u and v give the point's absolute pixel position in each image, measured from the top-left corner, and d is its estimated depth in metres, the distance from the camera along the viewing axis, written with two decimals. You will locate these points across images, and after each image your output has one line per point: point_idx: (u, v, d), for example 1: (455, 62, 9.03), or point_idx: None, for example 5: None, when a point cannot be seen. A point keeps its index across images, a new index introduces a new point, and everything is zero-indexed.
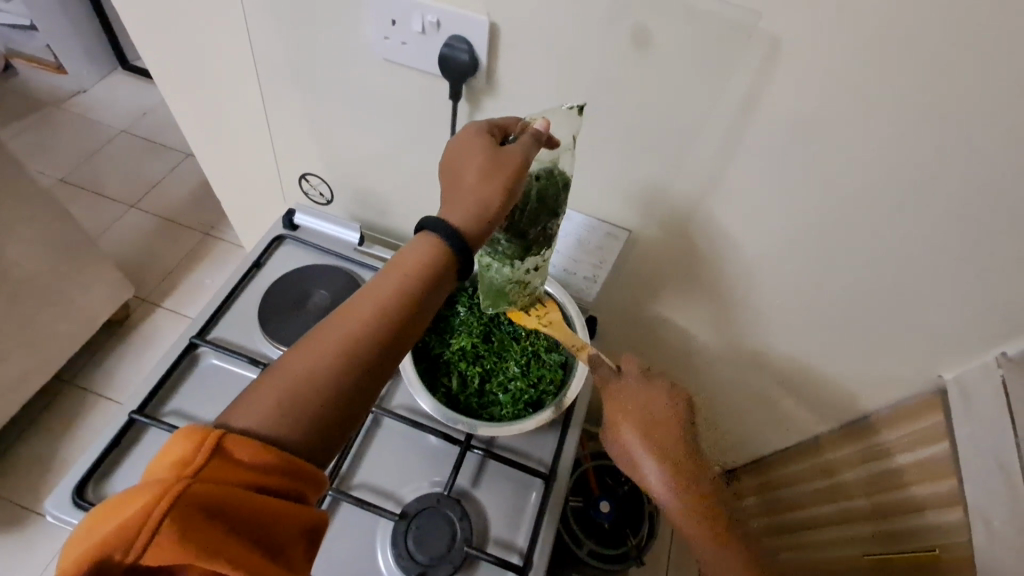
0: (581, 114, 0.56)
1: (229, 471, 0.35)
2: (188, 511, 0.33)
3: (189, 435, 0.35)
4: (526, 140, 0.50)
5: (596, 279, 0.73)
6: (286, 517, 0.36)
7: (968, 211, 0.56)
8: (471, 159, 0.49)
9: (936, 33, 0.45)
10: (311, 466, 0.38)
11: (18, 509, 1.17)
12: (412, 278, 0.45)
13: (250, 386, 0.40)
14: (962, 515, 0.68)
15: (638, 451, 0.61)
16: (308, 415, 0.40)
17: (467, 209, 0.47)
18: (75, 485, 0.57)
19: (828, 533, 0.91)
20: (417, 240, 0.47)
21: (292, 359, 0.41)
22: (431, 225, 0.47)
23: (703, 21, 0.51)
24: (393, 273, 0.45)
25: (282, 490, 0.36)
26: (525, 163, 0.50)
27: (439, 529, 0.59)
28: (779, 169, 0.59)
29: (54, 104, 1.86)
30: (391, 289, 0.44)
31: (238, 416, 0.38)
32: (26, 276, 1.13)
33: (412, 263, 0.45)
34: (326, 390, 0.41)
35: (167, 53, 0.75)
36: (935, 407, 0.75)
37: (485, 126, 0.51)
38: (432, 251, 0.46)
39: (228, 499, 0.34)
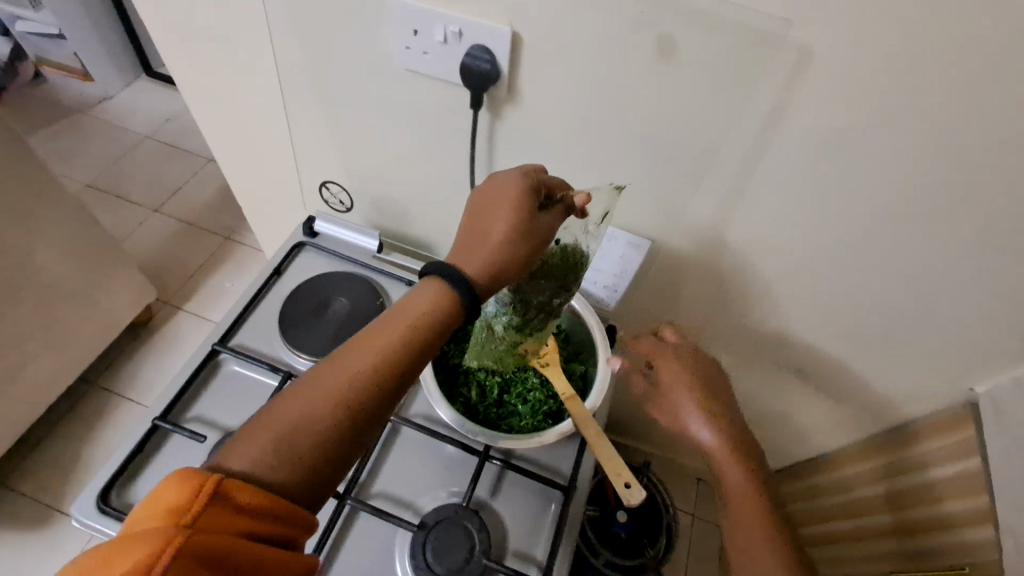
0: (620, 193, 0.57)
1: (227, 518, 0.35)
2: (188, 562, 0.33)
3: (188, 481, 0.36)
4: (557, 214, 0.52)
5: (615, 289, 0.74)
6: (280, 563, 0.36)
7: (1005, 223, 0.54)
8: (502, 211, 0.50)
9: (978, 42, 0.44)
10: (303, 513, 0.39)
11: (44, 507, 1.19)
12: (417, 325, 0.46)
13: (244, 427, 0.41)
14: (993, 533, 0.65)
15: (687, 405, 0.66)
16: (297, 461, 0.40)
17: (481, 264, 0.49)
18: (100, 491, 0.57)
19: (859, 549, 0.88)
20: (425, 288, 0.48)
21: (294, 399, 0.42)
22: (437, 271, 0.49)
23: (731, 29, 0.49)
24: (397, 319, 0.46)
25: (273, 535, 0.37)
26: (548, 237, 0.52)
27: (458, 541, 0.58)
28: (807, 178, 0.58)
29: (81, 110, 1.91)
30: (393, 334, 0.46)
31: (231, 459, 0.39)
32: (54, 280, 1.15)
33: (420, 309, 0.47)
34: (326, 431, 0.42)
35: (192, 64, 0.76)
36: (967, 421, 0.72)
37: (531, 180, 0.51)
38: (436, 298, 0.47)
39: (229, 547, 0.34)
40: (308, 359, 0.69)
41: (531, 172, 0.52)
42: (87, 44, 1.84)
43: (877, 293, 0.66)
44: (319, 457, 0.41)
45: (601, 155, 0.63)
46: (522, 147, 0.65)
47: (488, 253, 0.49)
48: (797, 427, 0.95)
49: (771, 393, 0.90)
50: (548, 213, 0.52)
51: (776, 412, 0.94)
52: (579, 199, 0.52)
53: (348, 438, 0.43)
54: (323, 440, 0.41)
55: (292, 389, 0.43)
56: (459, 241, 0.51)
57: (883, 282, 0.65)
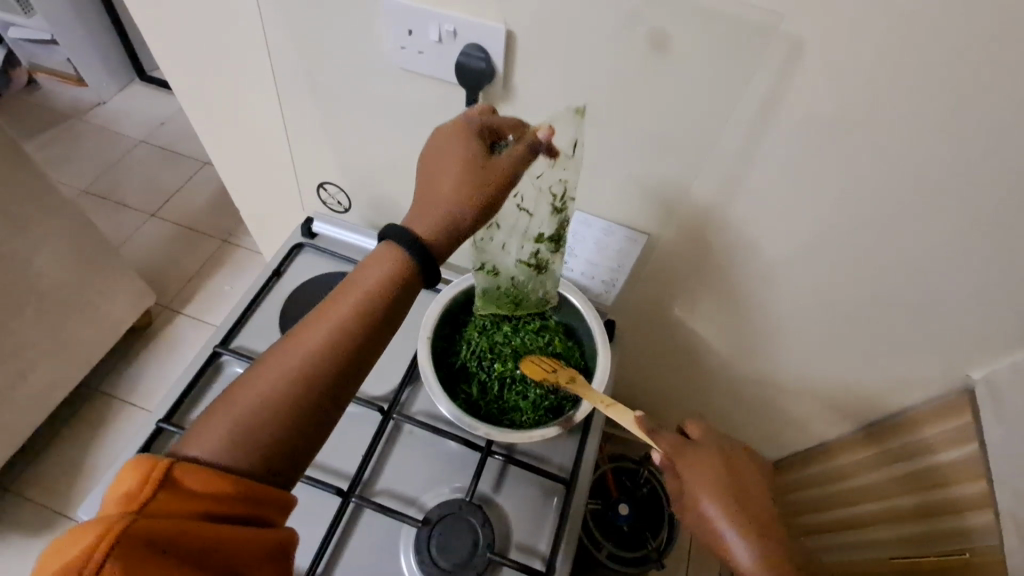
0: (582, 115, 0.55)
1: (178, 502, 0.37)
2: (135, 544, 0.35)
3: (137, 469, 0.38)
4: (517, 153, 0.52)
5: (613, 284, 0.77)
6: (247, 543, 0.38)
7: (995, 211, 0.55)
8: (451, 165, 0.51)
9: (971, 29, 0.44)
10: (277, 492, 0.41)
11: (51, 513, 1.20)
12: (369, 297, 0.47)
13: (204, 413, 0.42)
14: (992, 518, 0.66)
15: (704, 496, 0.58)
16: (262, 439, 0.41)
17: (433, 226, 0.50)
18: (105, 493, 0.58)
19: (853, 536, 0.90)
20: (376, 256, 0.49)
21: (250, 383, 0.43)
22: (392, 234, 0.50)
23: (724, 24, 0.50)
24: (349, 293, 0.47)
25: (238, 516, 0.39)
26: (511, 173, 0.52)
27: (463, 535, 0.59)
28: (800, 171, 0.58)
29: (76, 116, 1.90)
30: (348, 305, 0.46)
31: (192, 445, 0.41)
32: (53, 286, 1.15)
33: (370, 281, 0.47)
34: (284, 408, 0.43)
35: (187, 68, 0.76)
36: (964, 407, 0.74)
37: (475, 125, 0.52)
38: (391, 266, 0.48)
39: (176, 529, 0.36)
40: None
41: (475, 117, 0.53)
42: (79, 49, 1.84)
43: (873, 281, 0.67)
44: (278, 442, 0.42)
45: (594, 151, 0.64)
46: None
47: (440, 214, 0.50)
48: (795, 418, 0.96)
49: (769, 384, 0.91)
50: (505, 153, 0.52)
51: (775, 403, 0.94)
52: (544, 134, 0.53)
53: (312, 412, 0.44)
54: (282, 417, 0.42)
55: (249, 370, 0.44)
56: (413, 205, 0.52)
57: (879, 270, 0.65)
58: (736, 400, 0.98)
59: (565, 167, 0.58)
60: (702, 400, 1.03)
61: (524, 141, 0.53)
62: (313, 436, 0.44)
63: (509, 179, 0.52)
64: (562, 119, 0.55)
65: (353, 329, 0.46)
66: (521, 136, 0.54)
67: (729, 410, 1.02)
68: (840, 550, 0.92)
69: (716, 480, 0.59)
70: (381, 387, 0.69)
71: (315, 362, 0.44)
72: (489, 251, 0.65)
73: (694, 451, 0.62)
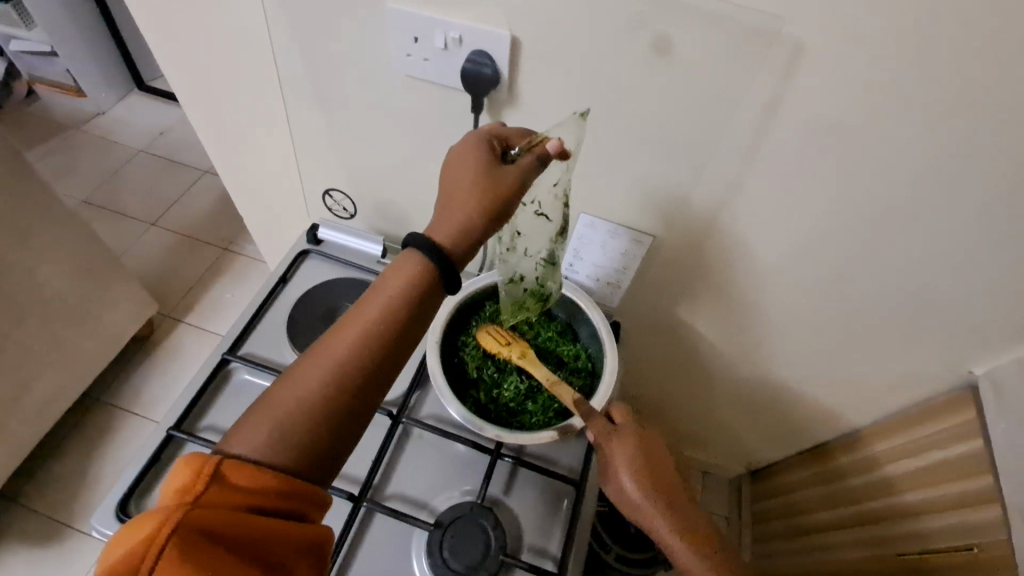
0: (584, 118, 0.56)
1: (229, 496, 0.39)
2: (190, 535, 0.36)
3: (190, 464, 0.39)
4: (526, 164, 0.53)
5: (620, 284, 0.80)
6: (292, 537, 0.40)
7: (996, 208, 0.56)
8: (464, 171, 0.52)
9: (972, 29, 0.45)
10: (316, 489, 0.42)
11: (56, 524, 1.19)
12: (396, 300, 0.47)
13: (245, 415, 0.43)
14: (999, 512, 0.67)
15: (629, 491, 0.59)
16: (302, 440, 0.43)
17: (451, 234, 0.50)
18: (116, 502, 0.58)
19: (854, 533, 0.90)
20: (403, 260, 0.50)
21: (287, 386, 0.44)
22: (414, 242, 0.50)
23: (726, 27, 0.50)
24: (377, 296, 0.48)
25: (282, 511, 0.40)
26: (520, 186, 0.53)
27: (474, 538, 0.59)
28: (802, 172, 0.59)
29: (76, 127, 1.91)
30: (376, 308, 0.47)
31: (237, 444, 0.42)
32: (56, 296, 1.15)
33: (397, 284, 0.48)
34: (320, 410, 0.44)
35: (193, 77, 0.76)
36: (967, 403, 0.74)
37: (485, 135, 0.53)
38: (416, 270, 0.49)
39: (227, 521, 0.37)
40: None
41: (486, 131, 0.54)
42: (79, 60, 1.85)
43: (876, 278, 0.67)
44: (316, 442, 0.43)
45: (598, 155, 0.64)
46: None
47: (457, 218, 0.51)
48: (798, 418, 0.96)
49: (774, 384, 0.91)
50: (515, 164, 0.52)
51: (780, 403, 0.95)
52: (551, 146, 0.52)
53: (343, 413, 0.45)
54: (316, 418, 0.43)
55: (285, 373, 0.45)
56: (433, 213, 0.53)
57: (883, 268, 0.66)
58: (740, 401, 0.99)
59: (571, 167, 0.58)
60: (707, 401, 1.03)
61: (534, 151, 0.53)
62: (344, 435, 0.45)
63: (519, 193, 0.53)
64: (566, 126, 0.56)
65: (383, 330, 0.47)
66: (531, 144, 0.54)
67: (733, 410, 1.02)
68: (840, 547, 0.91)
69: (641, 470, 0.59)
70: (390, 392, 0.70)
71: (348, 363, 0.45)
72: (513, 260, 0.66)
73: (619, 436, 0.61)
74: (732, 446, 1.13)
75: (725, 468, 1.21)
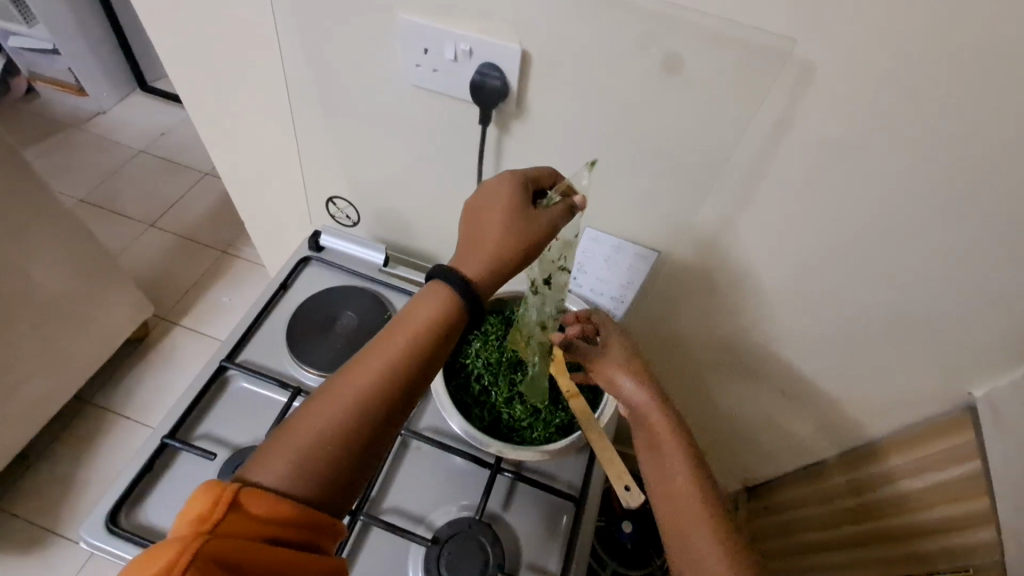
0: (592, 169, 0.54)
1: (246, 526, 0.38)
2: (206, 567, 0.35)
3: (207, 493, 0.38)
4: (558, 210, 0.53)
5: (624, 299, 0.79)
6: (309, 570, 0.39)
7: (998, 232, 0.56)
8: (494, 210, 0.52)
9: (981, 56, 0.45)
10: (332, 519, 0.42)
11: (40, 530, 1.17)
12: (422, 334, 0.47)
13: (266, 441, 0.43)
14: (995, 534, 0.66)
15: (649, 414, 0.57)
16: (319, 473, 0.42)
17: (481, 267, 0.50)
18: (107, 512, 0.57)
19: (842, 555, 0.89)
20: (432, 289, 0.50)
21: (310, 414, 0.44)
22: (440, 275, 0.50)
23: (737, 47, 0.50)
24: (404, 327, 0.47)
25: (298, 542, 0.39)
26: (552, 229, 0.53)
27: (472, 554, 0.58)
28: (808, 193, 0.59)
29: (76, 126, 1.90)
30: (400, 340, 0.47)
31: (255, 472, 0.41)
32: (49, 296, 1.14)
33: (423, 317, 0.48)
34: (341, 442, 0.43)
35: (199, 81, 0.76)
36: (967, 425, 0.74)
37: (520, 177, 0.54)
38: (446, 302, 0.48)
39: (245, 554, 0.36)
40: (317, 374, 0.69)
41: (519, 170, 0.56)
42: (81, 59, 1.84)
43: (878, 298, 0.67)
44: (335, 475, 0.42)
45: (605, 170, 0.64)
46: (529, 163, 0.66)
47: (485, 258, 0.51)
48: (798, 435, 0.96)
49: (774, 402, 0.91)
50: (548, 210, 0.53)
51: (779, 421, 0.95)
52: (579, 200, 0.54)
53: (364, 446, 0.44)
54: (338, 451, 0.43)
55: (311, 398, 0.45)
56: (459, 249, 0.53)
57: (885, 289, 0.66)
58: (740, 417, 0.98)
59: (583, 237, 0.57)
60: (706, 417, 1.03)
61: (564, 199, 0.54)
62: (362, 467, 0.44)
63: (549, 235, 0.53)
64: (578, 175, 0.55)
65: (408, 362, 0.46)
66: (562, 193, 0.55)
67: (731, 426, 1.02)
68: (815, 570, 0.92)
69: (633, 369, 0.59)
70: None
71: (371, 397, 0.44)
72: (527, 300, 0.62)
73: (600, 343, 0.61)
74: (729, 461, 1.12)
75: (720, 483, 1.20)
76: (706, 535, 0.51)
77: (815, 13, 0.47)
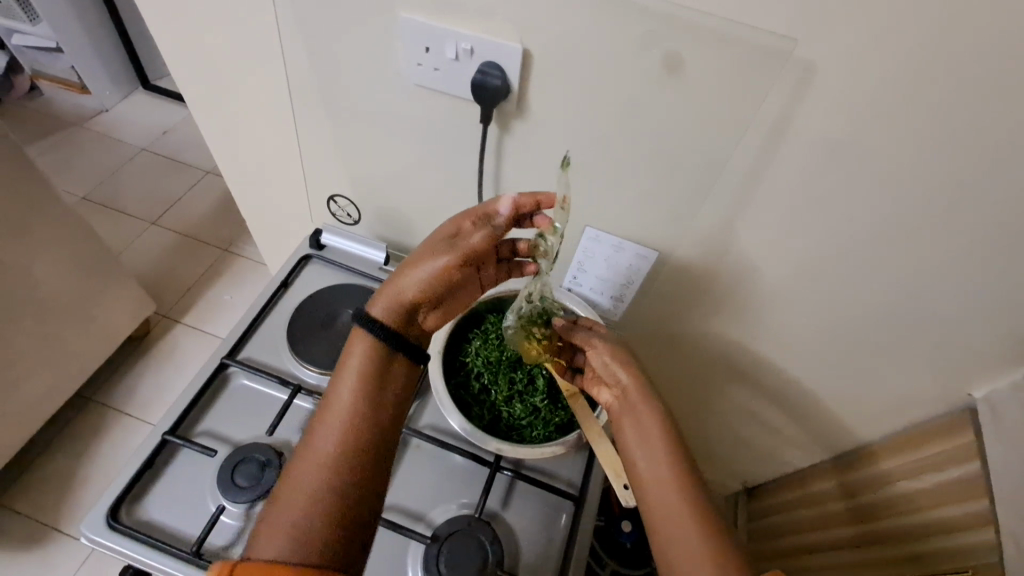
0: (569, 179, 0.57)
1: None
2: None
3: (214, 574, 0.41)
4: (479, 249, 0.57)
5: (623, 300, 0.79)
6: None
7: (999, 233, 0.56)
8: (427, 251, 0.57)
9: (983, 56, 0.45)
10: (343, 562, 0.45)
11: (42, 527, 1.17)
12: (370, 373, 0.53)
13: (258, 529, 0.47)
14: (993, 536, 0.67)
15: (627, 394, 0.58)
16: (316, 527, 0.46)
17: (389, 308, 0.55)
18: (108, 508, 0.57)
19: (842, 555, 0.90)
20: (357, 341, 0.55)
21: (293, 485, 0.48)
22: (363, 326, 0.55)
23: (739, 47, 0.50)
24: (350, 376, 0.53)
25: None
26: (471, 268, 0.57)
27: (472, 552, 0.58)
28: (808, 193, 0.59)
29: (78, 124, 1.90)
30: (355, 387, 0.53)
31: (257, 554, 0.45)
32: (52, 293, 1.14)
33: (358, 359, 0.54)
34: (328, 493, 0.48)
35: (200, 79, 0.76)
36: (965, 426, 0.74)
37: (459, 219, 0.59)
38: (374, 346, 0.54)
39: None
40: (317, 372, 0.69)
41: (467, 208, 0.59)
42: (83, 57, 1.84)
43: (878, 298, 0.67)
44: (332, 522, 0.47)
45: (606, 169, 0.64)
46: (529, 162, 0.67)
47: (391, 303, 0.56)
48: (798, 436, 0.96)
49: (774, 403, 0.91)
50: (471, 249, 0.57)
51: (779, 421, 0.95)
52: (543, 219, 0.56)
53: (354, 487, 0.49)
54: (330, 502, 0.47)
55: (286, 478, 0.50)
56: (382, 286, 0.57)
57: (886, 290, 0.66)
58: (739, 417, 0.98)
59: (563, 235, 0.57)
60: (705, 417, 1.03)
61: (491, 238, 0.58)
62: (357, 507, 0.48)
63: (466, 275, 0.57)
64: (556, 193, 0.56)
65: (371, 405, 0.52)
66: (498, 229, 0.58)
67: (731, 427, 1.02)
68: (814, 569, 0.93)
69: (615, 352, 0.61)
70: None
71: (346, 442, 0.50)
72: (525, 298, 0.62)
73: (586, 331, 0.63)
74: (730, 460, 1.12)
75: (720, 483, 1.20)
76: (681, 516, 0.50)
77: (816, 13, 0.47)
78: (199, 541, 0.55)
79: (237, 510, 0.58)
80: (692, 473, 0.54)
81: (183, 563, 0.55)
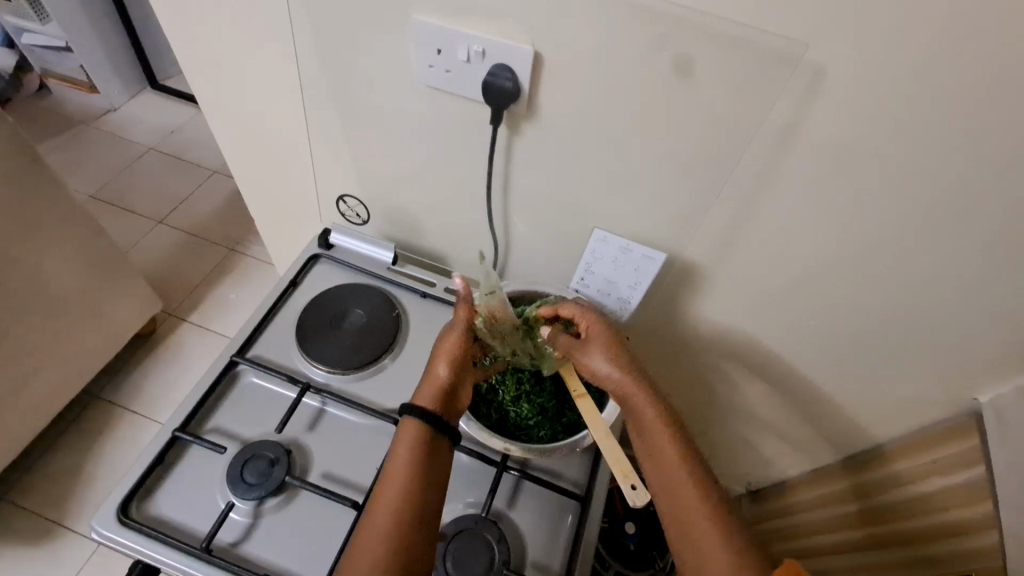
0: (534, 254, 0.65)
1: None
2: None
3: None
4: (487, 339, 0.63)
5: (630, 300, 0.75)
6: None
7: (1007, 237, 0.56)
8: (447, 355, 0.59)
9: (994, 61, 0.45)
10: None
11: (47, 523, 1.18)
12: (416, 460, 0.52)
13: None
14: (997, 539, 0.66)
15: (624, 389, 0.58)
16: None
17: (433, 396, 0.57)
18: (119, 503, 0.58)
19: (841, 560, 0.89)
20: (405, 429, 0.54)
21: None
22: (409, 411, 0.55)
23: (750, 51, 0.51)
24: (398, 463, 0.52)
25: None
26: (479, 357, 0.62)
27: (478, 552, 0.58)
28: (816, 196, 0.60)
29: (86, 123, 1.92)
30: (402, 475, 0.51)
31: None
32: (60, 291, 1.15)
33: (408, 444, 0.53)
34: None
35: (212, 79, 0.77)
36: (971, 430, 0.74)
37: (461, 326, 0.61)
38: (421, 432, 0.54)
39: None
40: (325, 370, 0.70)
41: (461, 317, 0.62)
42: (92, 56, 1.86)
43: (885, 302, 0.67)
44: None
45: (614, 172, 0.64)
46: (538, 164, 0.67)
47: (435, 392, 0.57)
48: (803, 438, 0.96)
49: (780, 406, 0.91)
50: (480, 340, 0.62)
51: (784, 425, 0.95)
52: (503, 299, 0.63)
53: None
54: None
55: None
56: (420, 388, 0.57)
57: (893, 294, 0.66)
58: (744, 420, 0.99)
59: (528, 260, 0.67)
60: (709, 419, 1.03)
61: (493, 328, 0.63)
62: None
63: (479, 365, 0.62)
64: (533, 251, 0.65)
65: (419, 492, 0.51)
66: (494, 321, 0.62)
67: (736, 428, 1.02)
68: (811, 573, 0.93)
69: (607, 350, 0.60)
70: (397, 400, 0.69)
71: (399, 534, 0.48)
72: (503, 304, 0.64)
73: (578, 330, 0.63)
74: (735, 463, 1.12)
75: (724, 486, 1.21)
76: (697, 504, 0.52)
77: (826, 17, 0.47)
78: (208, 538, 0.55)
79: (246, 507, 0.59)
80: (712, 479, 0.54)
81: (192, 558, 0.55)
